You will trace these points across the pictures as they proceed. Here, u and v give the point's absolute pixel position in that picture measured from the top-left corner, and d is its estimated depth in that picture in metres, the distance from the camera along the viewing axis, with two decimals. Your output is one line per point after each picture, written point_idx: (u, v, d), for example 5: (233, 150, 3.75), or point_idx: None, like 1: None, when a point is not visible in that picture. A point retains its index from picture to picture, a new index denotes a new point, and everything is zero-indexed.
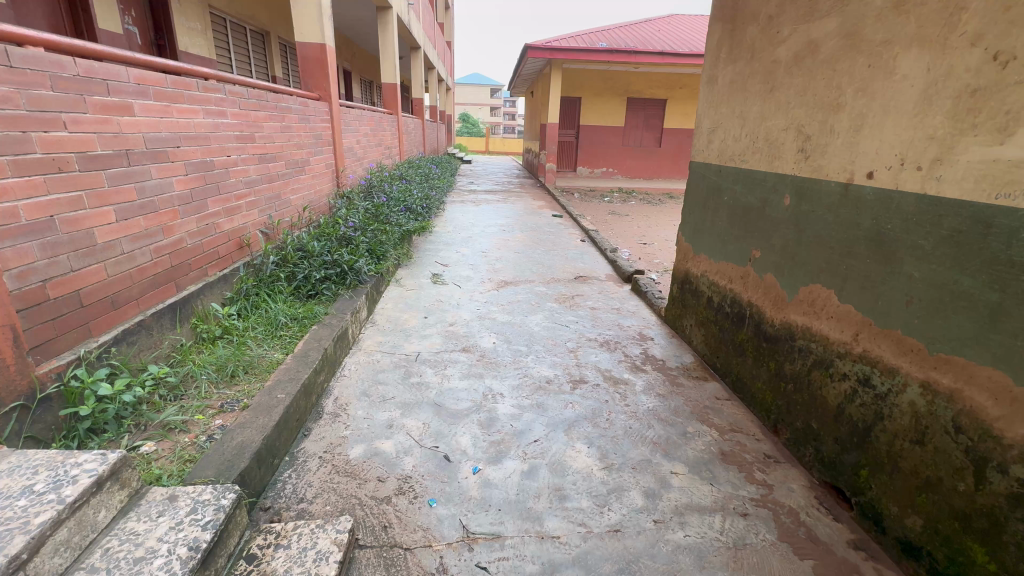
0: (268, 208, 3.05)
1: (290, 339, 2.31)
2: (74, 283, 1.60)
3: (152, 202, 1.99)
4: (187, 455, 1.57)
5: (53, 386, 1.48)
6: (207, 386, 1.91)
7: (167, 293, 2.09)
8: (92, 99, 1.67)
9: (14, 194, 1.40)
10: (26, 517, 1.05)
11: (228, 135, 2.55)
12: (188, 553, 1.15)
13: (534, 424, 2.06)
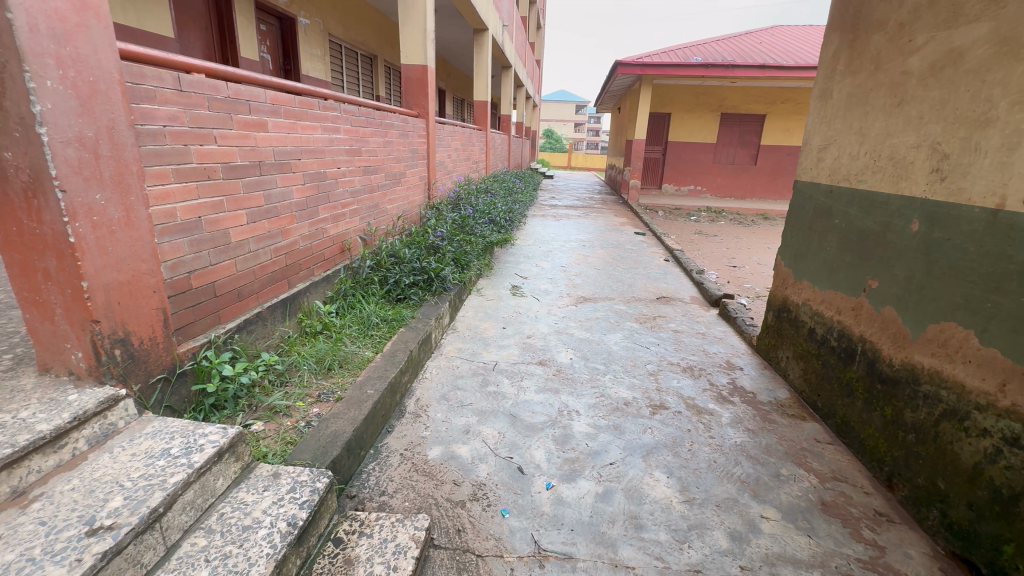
0: (367, 216, 3.29)
1: (380, 339, 2.47)
2: (210, 276, 1.84)
3: (275, 207, 2.23)
4: (289, 438, 1.72)
5: (188, 363, 1.70)
6: (307, 376, 2.09)
7: (281, 289, 2.32)
8: (237, 117, 1.92)
9: (174, 197, 1.64)
10: (163, 476, 1.22)
11: (340, 149, 2.81)
12: (286, 528, 1.26)
13: (611, 445, 2.00)
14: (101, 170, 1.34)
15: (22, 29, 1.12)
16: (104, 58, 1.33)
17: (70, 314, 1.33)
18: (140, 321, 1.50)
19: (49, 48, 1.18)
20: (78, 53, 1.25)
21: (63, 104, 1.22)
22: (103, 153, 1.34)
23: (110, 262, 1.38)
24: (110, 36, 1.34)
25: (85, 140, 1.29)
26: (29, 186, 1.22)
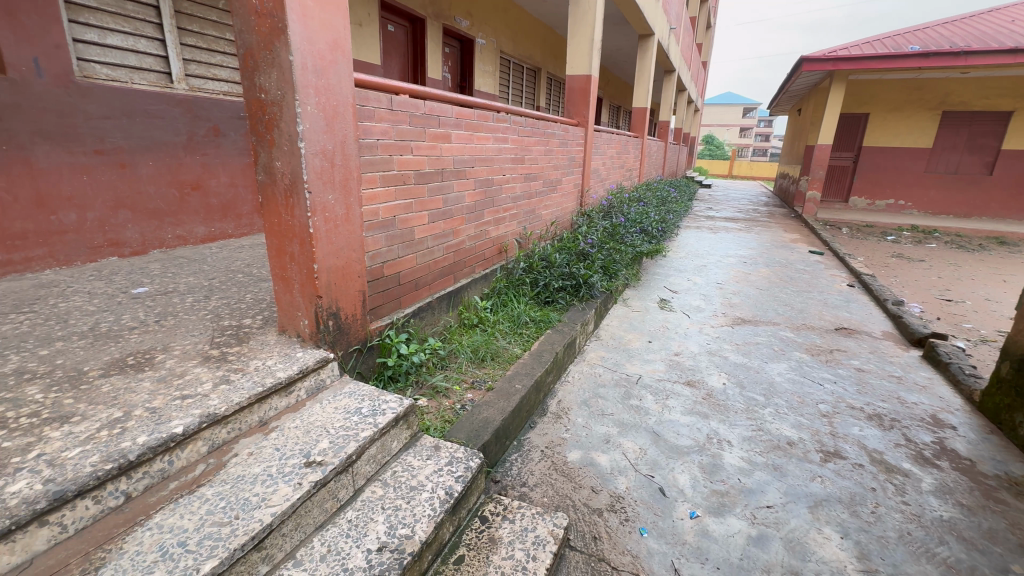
0: (524, 221, 3.48)
1: (528, 338, 2.59)
2: (397, 266, 2.14)
3: (450, 210, 2.50)
4: (447, 417, 1.91)
5: (376, 338, 2.01)
6: (464, 363, 2.29)
7: (448, 283, 2.59)
8: (429, 131, 2.20)
9: (378, 199, 1.96)
10: (356, 430, 1.46)
11: (507, 158, 3.02)
12: (444, 496, 1.41)
13: (768, 486, 1.79)
14: (334, 176, 1.66)
15: (297, 67, 1.46)
16: (344, 87, 1.65)
17: (303, 288, 1.68)
18: (347, 299, 1.82)
19: (312, 81, 1.52)
20: (328, 83, 1.58)
21: (315, 124, 1.56)
22: (337, 162, 1.67)
23: (333, 250, 1.71)
24: (351, 68, 1.66)
25: (326, 152, 1.61)
26: (289, 188, 1.58)
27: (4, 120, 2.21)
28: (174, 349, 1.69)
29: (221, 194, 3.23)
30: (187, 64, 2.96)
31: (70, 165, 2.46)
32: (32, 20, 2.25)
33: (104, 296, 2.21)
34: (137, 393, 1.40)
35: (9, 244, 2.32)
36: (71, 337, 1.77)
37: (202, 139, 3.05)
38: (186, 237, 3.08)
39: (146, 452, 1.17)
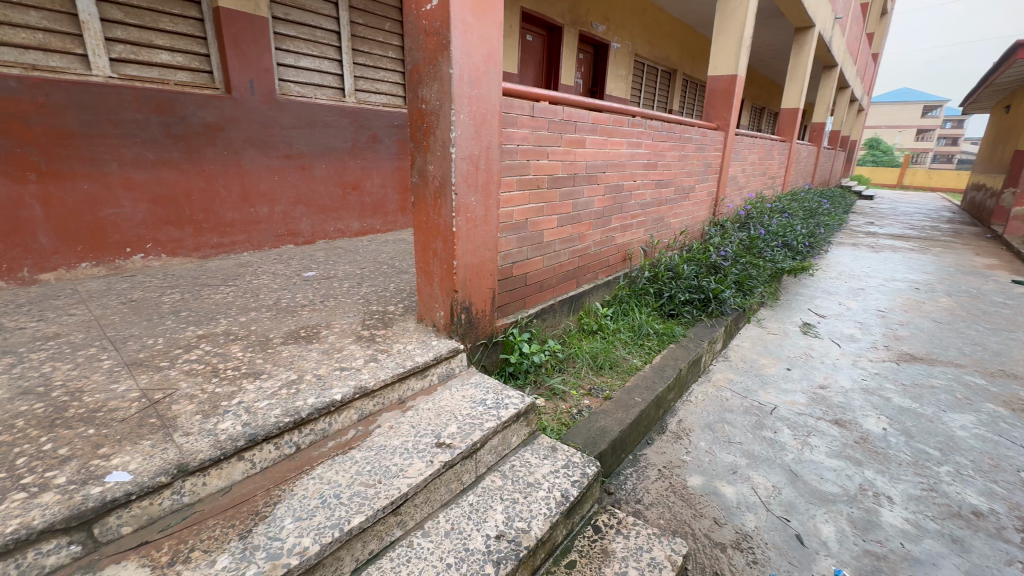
0: (652, 229, 3.34)
1: (649, 351, 2.50)
2: (526, 267, 2.21)
3: (579, 214, 2.50)
4: (564, 420, 1.92)
5: (501, 335, 2.09)
6: (582, 369, 2.28)
7: (570, 287, 2.60)
8: (565, 136, 2.23)
9: (514, 202, 2.03)
10: (482, 420, 1.54)
11: (639, 163, 2.94)
12: (560, 498, 1.42)
13: (942, 560, 1.48)
14: (477, 179, 1.77)
15: (455, 78, 1.59)
16: (492, 95, 1.75)
17: (442, 282, 1.82)
18: (479, 295, 1.92)
19: (466, 91, 1.64)
20: (480, 94, 1.69)
21: (466, 131, 1.68)
22: (481, 166, 1.78)
23: (471, 248, 1.83)
24: (501, 78, 1.76)
25: (473, 156, 1.73)
26: (438, 190, 1.73)
27: (227, 131, 2.76)
28: (335, 327, 1.95)
29: (374, 194, 3.65)
30: (357, 80, 3.41)
31: (267, 167, 2.99)
32: (252, 49, 2.77)
33: (283, 277, 2.63)
34: (307, 361, 1.64)
35: (222, 230, 2.89)
36: (261, 309, 2.15)
37: (364, 145, 3.48)
38: (344, 230, 3.53)
39: (313, 412, 1.37)
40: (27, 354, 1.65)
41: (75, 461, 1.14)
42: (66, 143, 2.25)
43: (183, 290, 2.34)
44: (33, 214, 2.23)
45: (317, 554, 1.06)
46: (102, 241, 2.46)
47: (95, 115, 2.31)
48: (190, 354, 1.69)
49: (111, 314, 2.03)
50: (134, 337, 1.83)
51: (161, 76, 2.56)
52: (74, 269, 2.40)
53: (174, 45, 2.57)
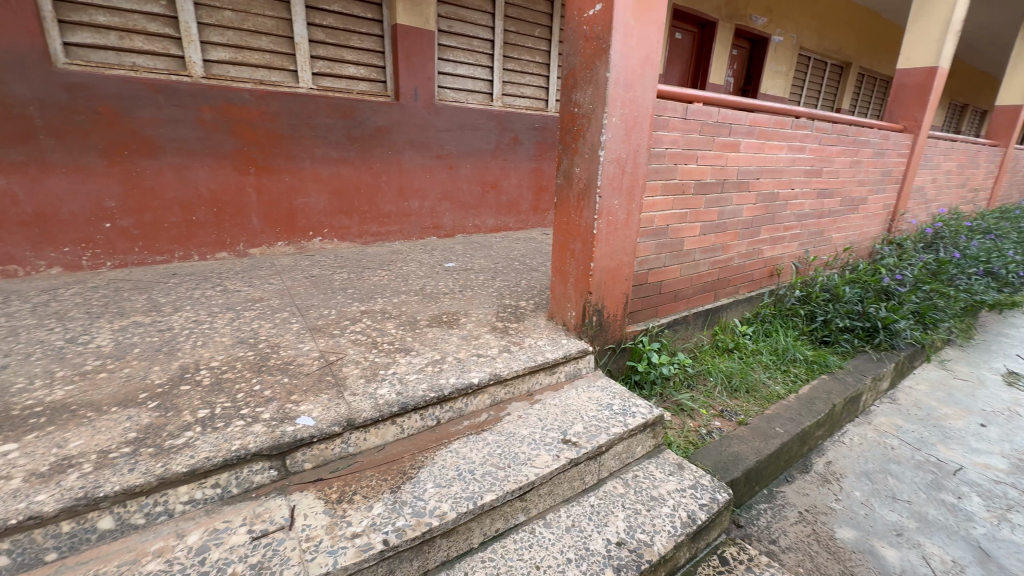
0: (808, 243, 2.97)
1: (795, 379, 2.24)
2: (662, 275, 2.13)
3: (725, 223, 2.33)
4: (691, 438, 1.81)
5: (629, 341, 2.05)
6: (714, 389, 2.13)
7: (707, 299, 2.44)
8: (718, 139, 2.10)
9: (656, 207, 1.97)
10: (607, 425, 1.54)
11: (800, 170, 2.64)
12: (686, 519, 1.35)
13: None
14: (623, 182, 1.76)
15: (612, 82, 1.60)
16: (647, 98, 1.72)
17: (577, 283, 1.85)
18: (611, 299, 1.91)
19: (621, 94, 1.64)
20: (634, 96, 1.68)
21: (616, 134, 1.68)
22: (627, 170, 1.76)
23: (610, 251, 1.82)
24: (657, 80, 1.72)
25: (620, 160, 1.72)
26: (583, 192, 1.76)
27: (393, 133, 3.12)
28: (472, 315, 2.10)
29: (510, 193, 3.83)
30: (504, 86, 3.60)
31: (421, 166, 3.31)
32: (420, 60, 3.09)
33: (428, 266, 2.89)
34: (449, 344, 1.80)
35: (381, 221, 3.28)
36: (410, 293, 2.39)
37: (505, 146, 3.66)
38: (481, 227, 3.76)
39: (454, 391, 1.50)
40: (241, 312, 2.07)
41: (275, 402, 1.40)
42: (276, 143, 2.76)
43: (349, 271, 2.71)
44: (250, 201, 2.77)
45: (453, 521, 1.16)
46: (293, 225, 2.95)
47: (298, 121, 2.79)
48: (355, 326, 1.96)
49: (297, 286, 2.43)
50: (314, 306, 2.17)
51: (347, 86, 2.98)
52: (272, 247, 2.93)
53: (359, 59, 2.98)
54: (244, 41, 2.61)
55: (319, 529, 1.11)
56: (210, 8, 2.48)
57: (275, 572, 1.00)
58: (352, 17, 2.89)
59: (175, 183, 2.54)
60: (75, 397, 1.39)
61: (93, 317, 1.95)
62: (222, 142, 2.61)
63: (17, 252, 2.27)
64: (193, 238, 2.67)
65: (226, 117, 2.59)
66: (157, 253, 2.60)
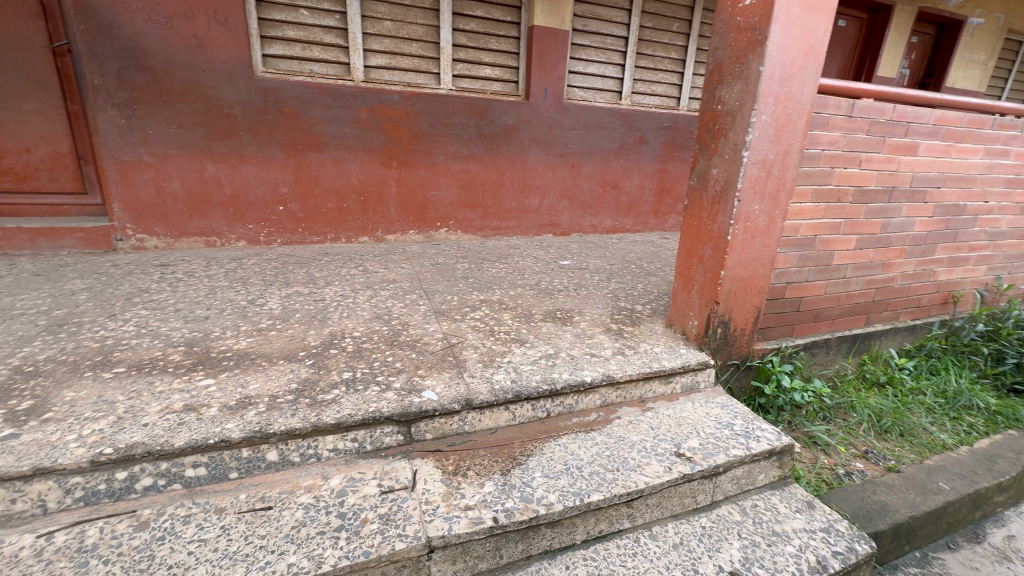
0: (1001, 268, 2.44)
1: (968, 430, 1.87)
2: (802, 291, 1.91)
3: (889, 238, 2.02)
4: (825, 476, 1.61)
5: (756, 360, 1.88)
6: (857, 426, 1.86)
7: (856, 323, 2.13)
8: (889, 141, 1.82)
9: (804, 214, 1.77)
10: (727, 445, 1.44)
11: (998, 179, 2.18)
12: (815, 564, 1.20)
13: None
14: (767, 186, 1.62)
15: (765, 77, 1.47)
16: (805, 93, 1.56)
17: (703, 291, 1.75)
18: (741, 311, 1.77)
19: (774, 90, 1.50)
20: (790, 91, 1.53)
21: (765, 133, 1.54)
22: (773, 172, 1.61)
23: (744, 260, 1.69)
24: (819, 73, 1.55)
25: (766, 161, 1.58)
26: (719, 194, 1.65)
27: (521, 132, 3.23)
28: (586, 314, 2.09)
29: (631, 194, 3.72)
30: (635, 83, 3.51)
31: (545, 164, 3.38)
32: (552, 59, 3.14)
33: (544, 262, 2.94)
34: (562, 340, 1.81)
35: (502, 216, 3.42)
36: (526, 287, 2.46)
37: (630, 146, 3.57)
38: (597, 227, 3.72)
39: (566, 386, 1.52)
40: (378, 290, 2.31)
41: (405, 373, 1.54)
42: (417, 140, 3.02)
43: (470, 261, 2.87)
44: (390, 192, 3.07)
45: (559, 513, 1.18)
46: (424, 216, 3.21)
47: (437, 119, 3.01)
48: (474, 313, 2.07)
49: (425, 272, 2.64)
50: (439, 292, 2.34)
51: (483, 86, 3.15)
52: (405, 235, 3.22)
53: (495, 61, 3.13)
54: (398, 48, 2.89)
55: (436, 495, 1.20)
56: (373, 19, 2.79)
57: (398, 526, 1.10)
58: (492, 20, 3.03)
59: (334, 174, 2.91)
60: (253, 348, 1.68)
61: (266, 284, 2.33)
62: (373, 138, 2.92)
63: (217, 226, 2.79)
64: (343, 222, 3.04)
65: (378, 117, 2.89)
66: (315, 234, 3.01)
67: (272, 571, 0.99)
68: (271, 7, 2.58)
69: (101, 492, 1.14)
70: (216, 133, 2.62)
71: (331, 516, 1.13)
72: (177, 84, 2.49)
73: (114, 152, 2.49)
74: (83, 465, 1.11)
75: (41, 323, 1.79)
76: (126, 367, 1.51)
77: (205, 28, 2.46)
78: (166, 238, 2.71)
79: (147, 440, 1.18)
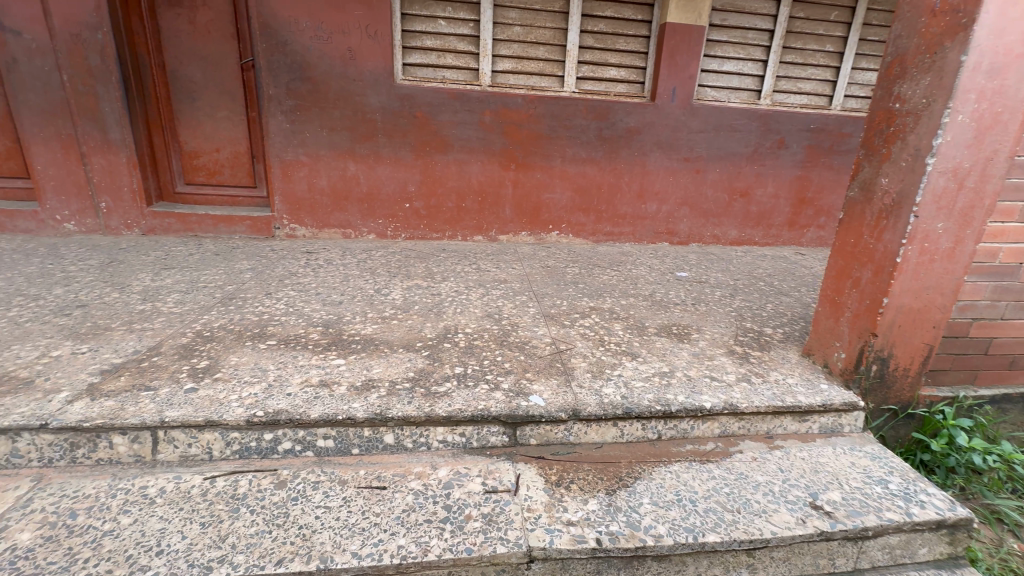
0: None
1: None
2: (994, 330, 1.56)
3: None
4: (1014, 566, 1.28)
5: (921, 408, 1.57)
6: None
7: None
8: None
9: (1007, 236, 1.44)
10: (878, 505, 1.21)
11: None
12: None
13: None
14: (957, 201, 1.34)
15: (967, 68, 1.21)
16: None
17: (856, 320, 1.51)
18: (906, 348, 1.49)
19: (980, 83, 1.23)
20: (1003, 85, 1.24)
21: (960, 136, 1.27)
22: (968, 184, 1.32)
23: (916, 288, 1.42)
24: None
25: (959, 170, 1.30)
26: (888, 208, 1.40)
27: (643, 134, 3.09)
28: (706, 332, 1.93)
29: (763, 203, 3.36)
30: (778, 81, 3.17)
31: (666, 169, 3.20)
32: (684, 58, 2.96)
33: (659, 272, 2.78)
34: (678, 359, 1.69)
35: (616, 221, 3.31)
36: (638, 297, 2.35)
37: (766, 150, 3.23)
38: (720, 237, 3.43)
39: (682, 409, 1.41)
40: (490, 289, 2.37)
41: (513, 375, 1.55)
42: (536, 143, 3.04)
43: (581, 266, 2.82)
44: (507, 193, 3.14)
45: (669, 547, 1.09)
46: (537, 218, 3.23)
47: (557, 122, 3.01)
48: (584, 321, 2.03)
49: (535, 274, 2.66)
50: (548, 295, 2.33)
51: (606, 88, 3.07)
52: (517, 236, 3.27)
53: (621, 61, 3.03)
54: (525, 52, 2.94)
55: (538, 503, 1.18)
56: (504, 25, 2.87)
57: (500, 528, 1.11)
58: (622, 20, 2.95)
59: (456, 175, 3.06)
60: (377, 334, 1.81)
61: (390, 275, 2.52)
62: (495, 141, 3.01)
63: (353, 220, 3.09)
64: (460, 221, 3.18)
65: (501, 120, 2.97)
66: (434, 231, 3.19)
67: (384, 549, 1.05)
68: (414, 19, 2.79)
69: (252, 448, 1.31)
70: (358, 136, 2.90)
71: (438, 506, 1.16)
72: (331, 92, 2.80)
73: (279, 152, 2.88)
74: (241, 423, 1.28)
75: (217, 296, 2.13)
76: (276, 340, 1.72)
77: (357, 41, 2.73)
78: (312, 228, 3.07)
79: (290, 408, 1.32)
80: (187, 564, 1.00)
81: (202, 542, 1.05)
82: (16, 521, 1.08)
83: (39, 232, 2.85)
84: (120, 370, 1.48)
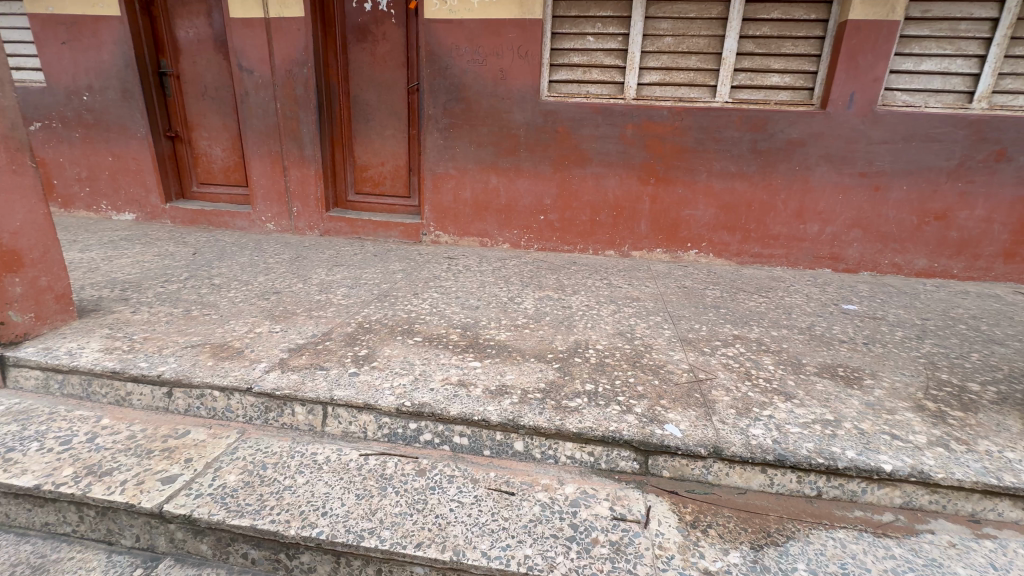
0: None
1: None
2: None
3: None
4: None
5: None
6: None
7: None
8: None
9: None
10: None
11: None
12: None
13: None
14: None
15: None
16: None
17: None
18: None
19: None
20: None
21: None
22: None
23: None
24: None
25: None
26: None
27: (808, 146, 2.76)
28: (883, 379, 1.63)
29: (968, 228, 2.75)
30: (1000, 80, 2.58)
31: (835, 185, 2.80)
32: (868, 59, 2.57)
33: (819, 302, 2.44)
34: (846, 406, 1.45)
35: (767, 242, 2.99)
36: (793, 329, 2.08)
37: (977, 164, 2.64)
38: (902, 267, 2.89)
39: (851, 467, 1.20)
40: (622, 306, 2.31)
41: (647, 399, 1.48)
42: (680, 156, 2.90)
43: (723, 289, 2.60)
44: (643, 208, 3.04)
45: None
46: (675, 235, 3.07)
47: (706, 135, 2.83)
48: (727, 350, 1.86)
49: (671, 294, 2.52)
50: (685, 318, 2.19)
51: (766, 97, 2.80)
52: (651, 252, 3.14)
53: (786, 67, 2.75)
54: (675, 63, 2.83)
55: (671, 542, 1.11)
56: (654, 36, 2.80)
57: (629, 560, 1.06)
58: (790, 21, 2.67)
59: (593, 188, 3.06)
60: (510, 341, 1.88)
61: (523, 285, 2.60)
62: (635, 155, 2.94)
63: (491, 229, 3.26)
64: (593, 235, 3.17)
65: (644, 133, 2.89)
66: (566, 243, 3.22)
67: (512, 555, 1.07)
68: (563, 37, 2.88)
69: (399, 434, 1.44)
70: (502, 150, 3.07)
71: (564, 523, 1.15)
72: (482, 110, 3.00)
73: (433, 165, 3.17)
74: (392, 410, 1.42)
75: (375, 292, 2.42)
76: (422, 338, 1.88)
77: (509, 62, 2.89)
78: (454, 235, 3.32)
79: (433, 403, 1.43)
80: (345, 529, 1.13)
81: (357, 512, 1.18)
82: (226, 464, 1.34)
83: (250, 230, 3.53)
84: (302, 350, 1.75)
